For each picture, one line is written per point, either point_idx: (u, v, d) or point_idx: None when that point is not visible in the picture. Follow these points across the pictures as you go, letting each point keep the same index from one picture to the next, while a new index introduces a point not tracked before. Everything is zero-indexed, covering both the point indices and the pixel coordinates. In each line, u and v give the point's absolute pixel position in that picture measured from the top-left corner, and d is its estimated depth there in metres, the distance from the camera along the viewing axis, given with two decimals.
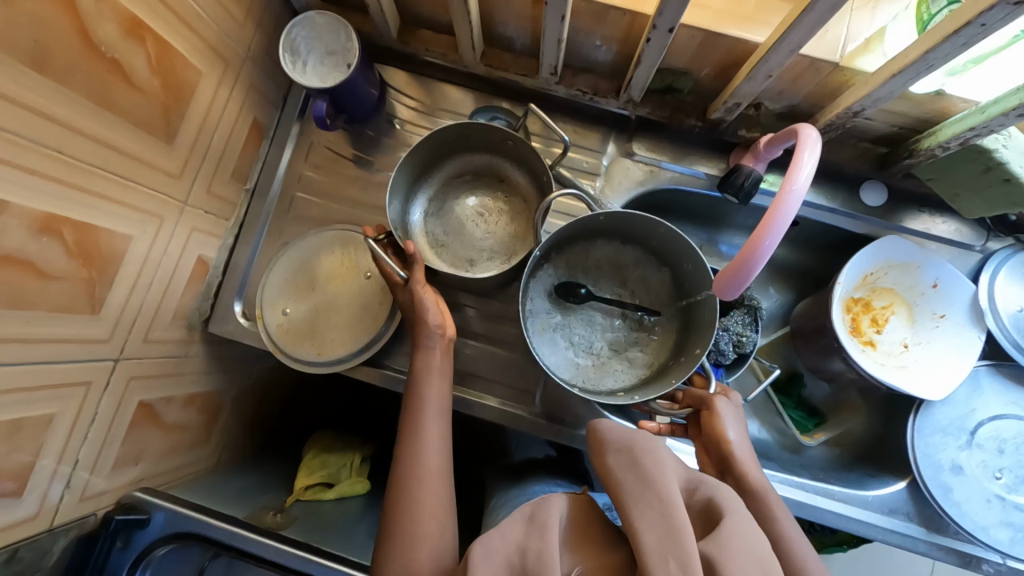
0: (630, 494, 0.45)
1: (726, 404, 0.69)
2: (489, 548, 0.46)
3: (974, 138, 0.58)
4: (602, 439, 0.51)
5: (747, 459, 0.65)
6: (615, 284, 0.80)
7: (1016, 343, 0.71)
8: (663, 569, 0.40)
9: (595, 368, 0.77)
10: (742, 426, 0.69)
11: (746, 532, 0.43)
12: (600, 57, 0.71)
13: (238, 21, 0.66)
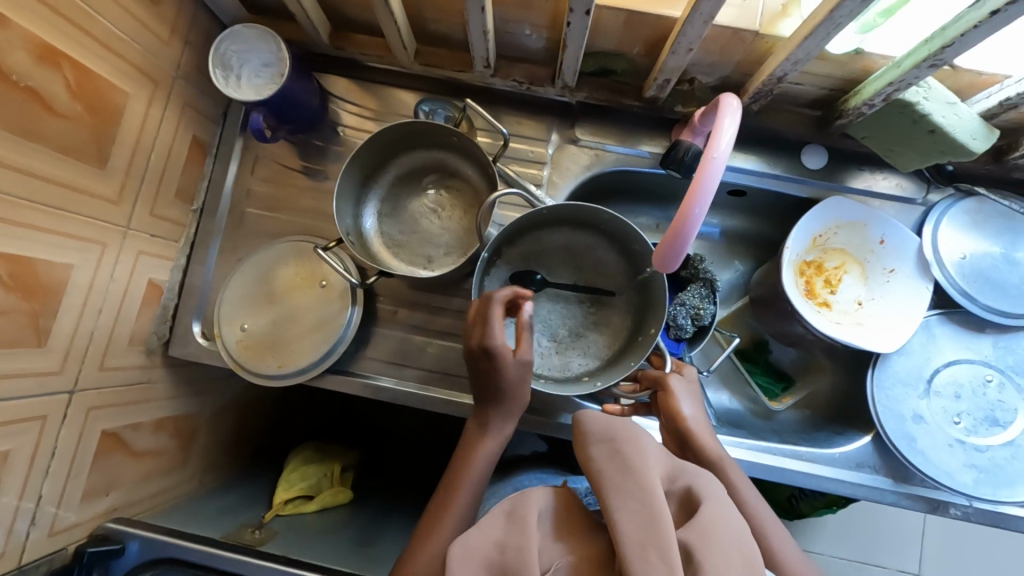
0: (612, 486, 0.46)
1: (680, 382, 0.69)
2: (468, 546, 0.46)
3: (895, 93, 0.59)
4: (584, 432, 0.51)
5: (702, 431, 0.66)
6: (570, 270, 0.81)
7: (964, 290, 0.73)
8: (642, 557, 0.41)
9: (558, 354, 0.79)
10: (697, 400, 0.69)
11: (723, 517, 0.44)
12: (532, 45, 0.72)
13: (164, 40, 0.66)
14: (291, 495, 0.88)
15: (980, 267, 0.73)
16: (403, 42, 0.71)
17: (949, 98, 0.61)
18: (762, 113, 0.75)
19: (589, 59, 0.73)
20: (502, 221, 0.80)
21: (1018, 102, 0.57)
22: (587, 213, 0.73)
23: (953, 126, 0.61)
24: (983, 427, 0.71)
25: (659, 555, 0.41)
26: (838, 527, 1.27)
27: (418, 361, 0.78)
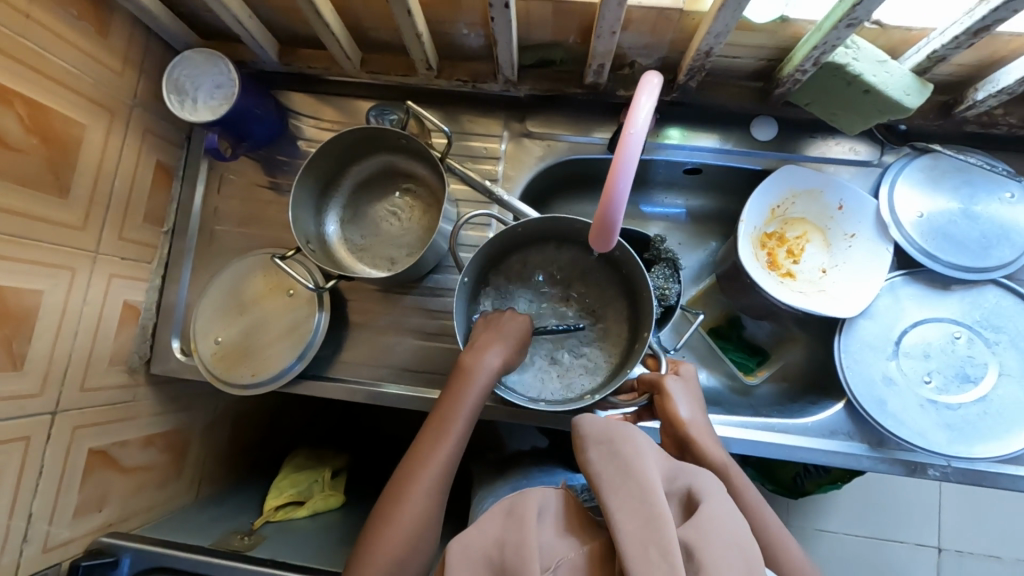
0: (611, 485, 0.45)
1: (675, 383, 0.69)
2: (467, 546, 0.45)
3: (822, 56, 0.60)
4: (582, 433, 0.49)
5: (701, 434, 0.66)
6: (559, 291, 0.82)
7: (924, 249, 0.72)
8: (643, 558, 0.40)
9: (560, 374, 0.78)
10: (697, 402, 0.69)
11: (725, 517, 0.43)
12: (471, 44, 0.73)
13: (117, 71, 0.69)
14: (281, 501, 0.90)
15: (939, 224, 0.72)
16: (346, 53, 0.73)
17: (880, 56, 0.60)
18: (704, 89, 0.76)
19: (528, 52, 0.74)
20: (464, 219, 0.82)
21: (945, 54, 0.57)
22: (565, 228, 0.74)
23: (885, 84, 0.61)
24: (954, 385, 0.70)
25: (660, 553, 0.39)
26: (846, 500, 1.25)
27: (389, 361, 0.79)
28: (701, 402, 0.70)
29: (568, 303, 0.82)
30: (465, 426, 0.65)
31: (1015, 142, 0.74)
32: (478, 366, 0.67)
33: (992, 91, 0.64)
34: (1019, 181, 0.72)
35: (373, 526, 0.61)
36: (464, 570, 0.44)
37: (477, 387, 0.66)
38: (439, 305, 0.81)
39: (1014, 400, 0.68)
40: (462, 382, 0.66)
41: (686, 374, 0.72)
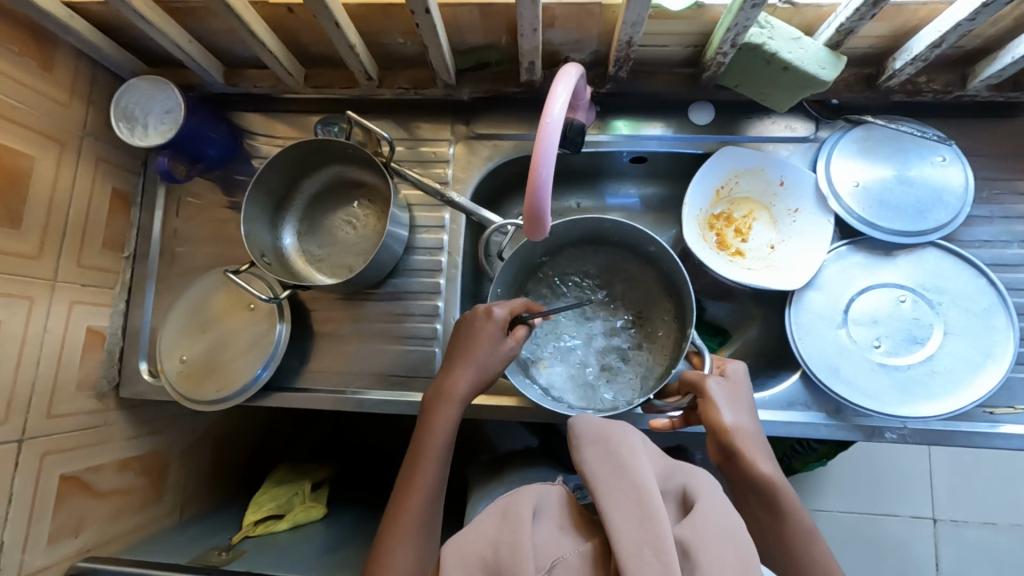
0: (606, 484, 0.49)
1: (717, 387, 0.65)
2: (466, 544, 0.49)
3: (737, 38, 0.62)
4: (580, 432, 0.53)
5: (747, 443, 0.63)
6: (604, 300, 0.85)
7: (863, 218, 0.74)
8: (640, 557, 0.43)
9: (608, 380, 0.80)
10: (744, 407, 0.65)
11: (720, 513, 0.48)
12: (408, 52, 0.76)
13: (64, 103, 0.72)
14: (260, 515, 0.90)
15: (876, 192, 0.74)
16: (287, 71, 0.75)
17: (794, 34, 0.63)
18: (637, 79, 0.78)
19: (464, 56, 0.77)
20: (419, 223, 0.83)
21: (851, 26, 0.59)
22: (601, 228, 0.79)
23: (801, 60, 0.63)
24: (903, 347, 0.72)
25: (653, 553, 0.43)
26: (843, 479, 1.21)
27: (354, 367, 0.80)
28: (745, 405, 0.66)
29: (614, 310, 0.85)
30: (443, 451, 0.66)
31: (943, 106, 0.76)
32: (451, 390, 0.67)
33: (907, 59, 0.66)
34: (949, 145, 0.74)
35: (375, 549, 0.62)
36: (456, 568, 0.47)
37: (450, 412, 0.67)
38: (400, 308, 0.81)
39: (960, 357, 0.70)
40: (437, 408, 0.67)
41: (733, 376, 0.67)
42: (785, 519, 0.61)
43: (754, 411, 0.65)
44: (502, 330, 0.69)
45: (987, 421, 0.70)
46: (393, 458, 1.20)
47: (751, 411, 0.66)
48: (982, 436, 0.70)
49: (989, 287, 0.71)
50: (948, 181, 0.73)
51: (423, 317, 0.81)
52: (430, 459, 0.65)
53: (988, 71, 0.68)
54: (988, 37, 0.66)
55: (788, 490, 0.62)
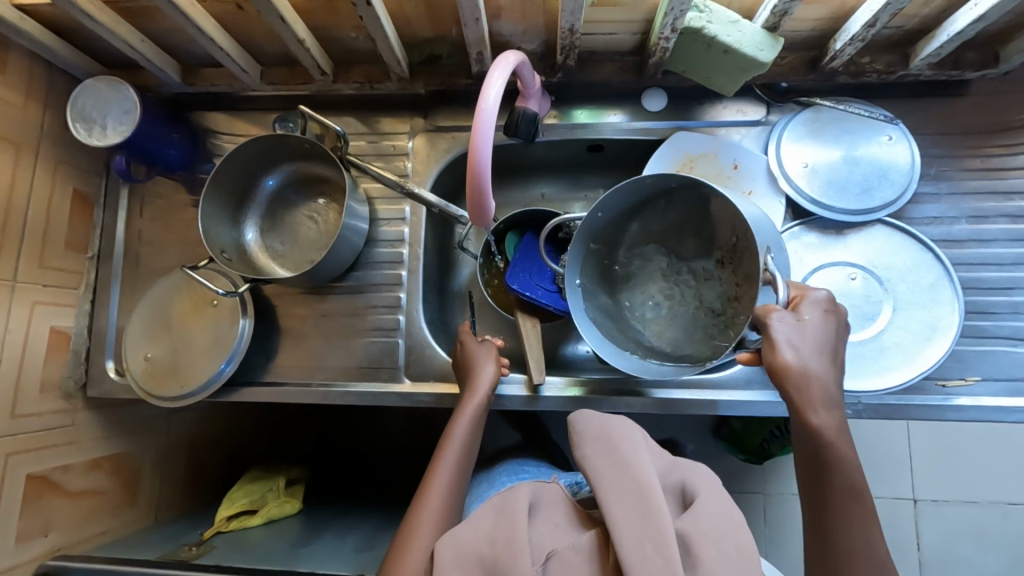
0: (607, 481, 0.51)
1: (782, 324, 0.58)
2: (460, 541, 0.50)
3: (676, 22, 0.63)
4: (580, 431, 0.56)
5: (807, 381, 0.58)
6: (695, 242, 0.73)
7: (812, 198, 0.75)
8: (641, 552, 0.45)
9: (718, 330, 0.69)
10: (813, 344, 0.59)
11: (721, 507, 0.49)
12: (360, 47, 0.77)
13: (19, 105, 0.73)
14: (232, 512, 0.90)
15: (825, 173, 0.76)
16: (242, 68, 0.76)
17: (732, 17, 0.64)
18: (585, 67, 0.80)
19: (415, 50, 0.78)
20: (380, 216, 0.84)
21: (784, 7, 0.60)
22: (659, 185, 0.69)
23: (739, 43, 0.65)
24: (854, 324, 0.73)
25: (655, 547, 0.45)
26: None
27: (319, 361, 0.81)
28: (818, 340, 0.59)
29: (705, 254, 0.73)
30: (460, 454, 0.67)
31: (888, 86, 0.78)
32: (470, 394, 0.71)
33: (846, 40, 0.67)
34: (895, 124, 0.75)
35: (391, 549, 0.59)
36: (455, 566, 0.49)
37: (470, 414, 0.70)
38: (362, 301, 0.82)
39: (909, 331, 0.71)
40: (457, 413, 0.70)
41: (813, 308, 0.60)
42: (833, 475, 0.57)
43: (831, 353, 0.59)
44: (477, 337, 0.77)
45: (940, 394, 0.71)
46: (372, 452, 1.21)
47: (828, 350, 0.59)
48: (934, 409, 0.71)
49: (935, 262, 0.73)
50: (895, 159, 0.75)
51: (386, 309, 0.81)
52: (451, 455, 0.66)
53: (926, 50, 0.69)
54: (925, 17, 0.68)
55: (846, 443, 0.57)
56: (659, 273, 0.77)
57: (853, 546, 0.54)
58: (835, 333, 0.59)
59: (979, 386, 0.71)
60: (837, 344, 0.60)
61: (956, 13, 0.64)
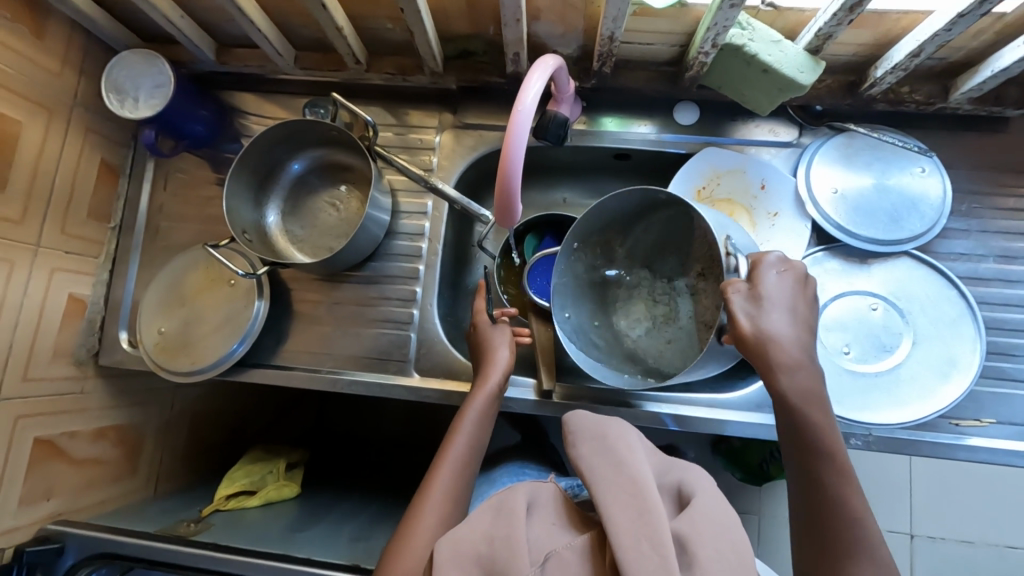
0: (603, 478, 0.50)
1: (737, 296, 0.60)
2: (458, 542, 0.49)
3: (718, 38, 0.62)
4: (575, 430, 0.55)
5: (778, 342, 0.58)
6: (674, 262, 0.79)
7: (839, 225, 0.74)
8: (638, 550, 0.44)
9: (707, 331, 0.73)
10: (776, 306, 0.59)
11: (715, 510, 0.49)
12: (396, 38, 0.77)
13: (54, 71, 0.73)
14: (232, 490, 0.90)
15: (853, 199, 0.75)
16: (277, 51, 0.76)
17: (774, 37, 0.64)
18: (620, 74, 0.78)
19: (450, 45, 0.78)
20: (401, 208, 0.84)
21: (830, 31, 0.59)
22: (636, 210, 0.75)
23: (780, 62, 0.64)
24: (871, 355, 0.72)
25: (652, 546, 0.44)
26: None
27: (328, 348, 0.81)
28: (778, 300, 0.60)
29: (684, 271, 0.78)
30: (467, 447, 0.66)
31: (925, 117, 0.77)
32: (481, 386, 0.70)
33: (888, 68, 0.66)
34: (930, 156, 0.74)
35: (393, 542, 0.59)
36: (452, 567, 0.47)
37: (479, 406, 0.69)
38: (377, 292, 0.82)
39: (927, 367, 0.71)
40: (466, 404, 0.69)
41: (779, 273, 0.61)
42: (812, 443, 0.57)
43: (794, 311, 0.60)
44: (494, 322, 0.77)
45: (952, 433, 0.70)
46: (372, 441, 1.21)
47: (796, 315, 0.60)
48: (946, 447, 0.70)
49: (959, 298, 0.72)
50: (926, 192, 0.74)
51: (400, 302, 0.81)
52: (459, 446, 0.66)
53: (969, 83, 0.68)
54: (970, 50, 0.67)
55: (820, 407, 0.58)
56: (641, 294, 0.82)
57: (840, 515, 0.54)
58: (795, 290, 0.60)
59: (993, 429, 0.70)
60: (807, 307, 0.61)
61: (1004, 48, 0.63)
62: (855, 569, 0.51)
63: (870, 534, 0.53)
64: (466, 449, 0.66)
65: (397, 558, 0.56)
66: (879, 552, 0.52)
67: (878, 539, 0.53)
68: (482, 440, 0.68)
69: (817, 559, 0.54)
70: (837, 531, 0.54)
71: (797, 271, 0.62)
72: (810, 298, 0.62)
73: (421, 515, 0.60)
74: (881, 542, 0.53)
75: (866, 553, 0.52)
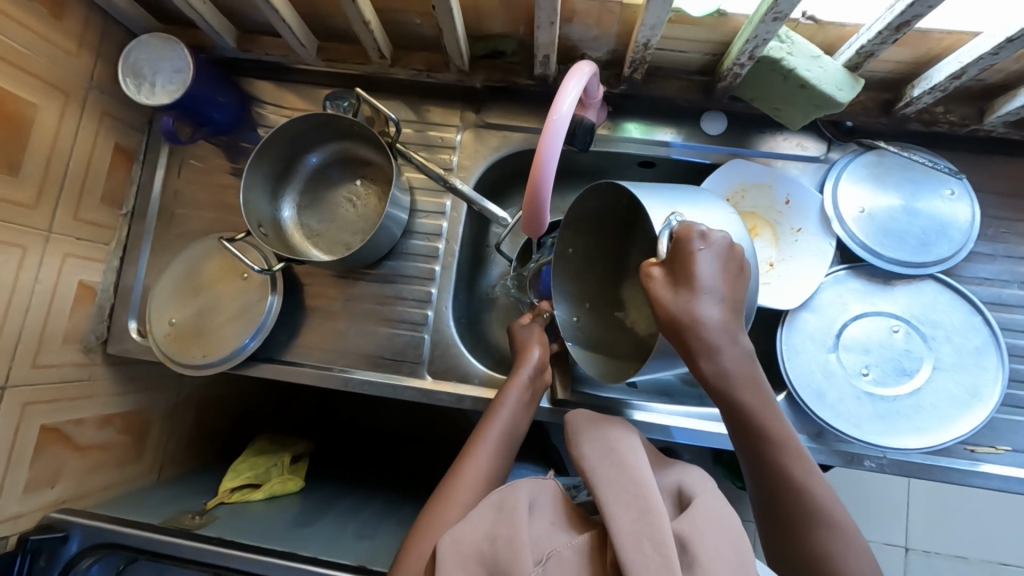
0: (603, 479, 0.50)
1: (658, 277, 0.56)
2: (459, 538, 0.49)
3: (756, 50, 0.61)
4: (575, 433, 0.57)
5: (697, 326, 0.55)
6: None
7: (865, 244, 0.73)
8: (639, 548, 0.44)
9: None
10: (699, 289, 0.55)
11: (715, 513, 0.49)
12: (423, 34, 0.76)
13: (72, 53, 0.72)
14: (237, 483, 0.89)
15: (880, 219, 0.74)
16: (300, 41, 0.75)
17: (813, 52, 0.63)
18: (651, 82, 0.78)
19: (479, 43, 0.77)
20: (419, 206, 0.82)
21: (873, 49, 0.58)
22: (618, 202, 0.73)
23: (819, 78, 0.63)
24: (890, 378, 0.71)
25: (653, 545, 0.44)
26: None
27: (340, 346, 0.80)
28: (705, 282, 0.55)
29: None
30: (500, 441, 0.66)
31: (957, 139, 0.76)
32: (515, 377, 0.71)
33: (926, 88, 0.65)
34: (960, 179, 0.73)
35: (416, 529, 0.59)
36: (456, 566, 0.47)
37: (512, 398, 0.69)
38: (393, 291, 0.81)
39: (946, 392, 0.70)
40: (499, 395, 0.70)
41: (704, 250, 0.54)
42: (753, 423, 0.57)
43: (718, 294, 0.55)
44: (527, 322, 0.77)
45: (967, 459, 0.70)
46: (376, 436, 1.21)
47: (719, 294, 0.55)
48: (960, 473, 0.70)
49: (983, 324, 0.71)
50: (954, 215, 0.73)
51: (416, 302, 0.80)
52: (491, 442, 0.66)
53: (1006, 108, 0.67)
54: (1010, 73, 0.66)
55: (749, 383, 0.57)
56: None
57: (793, 487, 0.57)
58: (721, 270, 0.55)
59: (1008, 456, 0.70)
60: (737, 283, 0.56)
61: None
62: (816, 534, 0.55)
63: (826, 499, 0.56)
64: (499, 446, 0.66)
65: (425, 548, 0.57)
66: (837, 516, 0.56)
67: (832, 502, 0.56)
68: (516, 434, 0.69)
69: (781, 528, 0.57)
70: (793, 503, 0.56)
71: (723, 243, 0.56)
72: (739, 269, 0.56)
73: (448, 508, 0.60)
74: (836, 503, 0.57)
75: (826, 519, 0.56)
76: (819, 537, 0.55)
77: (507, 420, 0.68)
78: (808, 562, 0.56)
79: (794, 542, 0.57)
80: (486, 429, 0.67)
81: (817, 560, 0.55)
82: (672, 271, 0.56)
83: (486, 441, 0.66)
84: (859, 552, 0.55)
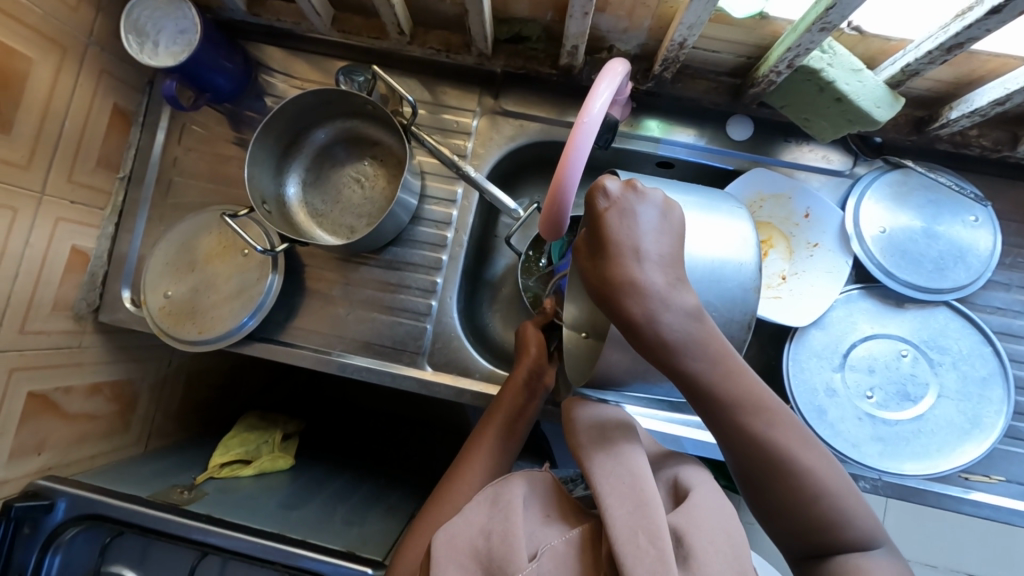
0: (598, 470, 0.47)
1: (581, 248, 0.50)
2: (453, 535, 0.46)
3: (796, 59, 0.58)
4: (576, 420, 0.53)
5: (624, 292, 0.46)
6: None
7: (881, 265, 0.72)
8: (632, 541, 0.41)
9: None
10: (613, 250, 0.47)
11: (714, 505, 0.45)
12: (445, 12, 0.72)
13: (71, 6, 0.68)
14: (227, 459, 0.87)
15: (899, 240, 0.72)
16: (315, 10, 0.71)
17: (855, 65, 0.61)
18: (679, 80, 0.74)
19: (503, 25, 0.73)
20: (428, 191, 0.80)
21: (918, 68, 0.57)
22: None
23: (857, 93, 0.62)
24: (893, 402, 0.71)
25: (648, 538, 0.41)
26: None
27: (340, 331, 0.78)
28: (621, 242, 0.47)
29: None
30: (495, 445, 0.65)
31: (984, 162, 0.74)
32: (511, 380, 0.70)
33: (966, 111, 0.63)
34: (984, 206, 0.71)
35: (409, 532, 0.58)
36: (450, 565, 0.44)
37: (509, 404, 0.68)
38: (396, 279, 0.78)
39: (947, 420, 0.70)
40: (497, 400, 0.69)
41: (609, 209, 0.47)
42: (699, 389, 0.47)
43: (635, 250, 0.46)
44: (535, 326, 0.74)
45: (961, 486, 0.70)
46: (366, 416, 1.20)
47: (641, 246, 0.47)
48: (953, 499, 0.70)
49: (992, 355, 0.70)
50: (975, 242, 0.71)
51: (420, 292, 0.78)
52: (487, 445, 0.65)
53: None
54: None
55: (702, 346, 0.47)
56: None
57: (763, 447, 0.46)
58: (635, 225, 0.47)
59: (1000, 486, 0.71)
60: (660, 238, 0.47)
61: None
62: (794, 488, 0.46)
63: (791, 448, 0.46)
64: (495, 449, 0.65)
65: (417, 554, 0.56)
66: (805, 463, 0.46)
67: (799, 446, 0.47)
68: (514, 437, 0.67)
69: (760, 490, 0.47)
70: (764, 463, 0.46)
71: (629, 190, 0.48)
72: (660, 219, 0.48)
73: (441, 510, 0.59)
74: (805, 448, 0.47)
75: (795, 471, 0.46)
76: (791, 493, 0.46)
77: (502, 421, 0.66)
78: (792, 519, 0.46)
79: (773, 503, 0.47)
80: (482, 433, 0.66)
81: (794, 517, 0.46)
82: (588, 236, 0.49)
83: (482, 445, 0.65)
84: (840, 496, 0.46)
